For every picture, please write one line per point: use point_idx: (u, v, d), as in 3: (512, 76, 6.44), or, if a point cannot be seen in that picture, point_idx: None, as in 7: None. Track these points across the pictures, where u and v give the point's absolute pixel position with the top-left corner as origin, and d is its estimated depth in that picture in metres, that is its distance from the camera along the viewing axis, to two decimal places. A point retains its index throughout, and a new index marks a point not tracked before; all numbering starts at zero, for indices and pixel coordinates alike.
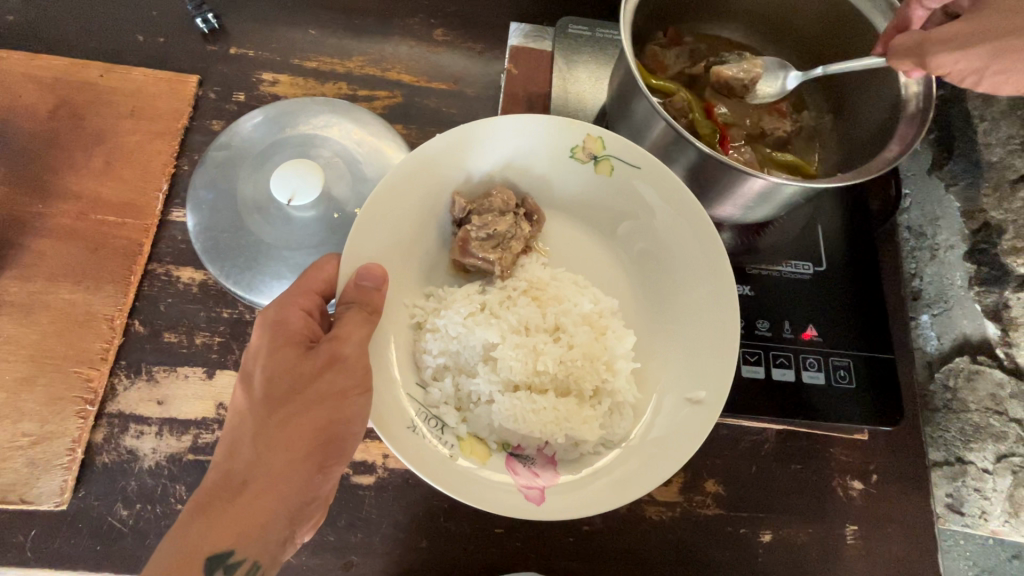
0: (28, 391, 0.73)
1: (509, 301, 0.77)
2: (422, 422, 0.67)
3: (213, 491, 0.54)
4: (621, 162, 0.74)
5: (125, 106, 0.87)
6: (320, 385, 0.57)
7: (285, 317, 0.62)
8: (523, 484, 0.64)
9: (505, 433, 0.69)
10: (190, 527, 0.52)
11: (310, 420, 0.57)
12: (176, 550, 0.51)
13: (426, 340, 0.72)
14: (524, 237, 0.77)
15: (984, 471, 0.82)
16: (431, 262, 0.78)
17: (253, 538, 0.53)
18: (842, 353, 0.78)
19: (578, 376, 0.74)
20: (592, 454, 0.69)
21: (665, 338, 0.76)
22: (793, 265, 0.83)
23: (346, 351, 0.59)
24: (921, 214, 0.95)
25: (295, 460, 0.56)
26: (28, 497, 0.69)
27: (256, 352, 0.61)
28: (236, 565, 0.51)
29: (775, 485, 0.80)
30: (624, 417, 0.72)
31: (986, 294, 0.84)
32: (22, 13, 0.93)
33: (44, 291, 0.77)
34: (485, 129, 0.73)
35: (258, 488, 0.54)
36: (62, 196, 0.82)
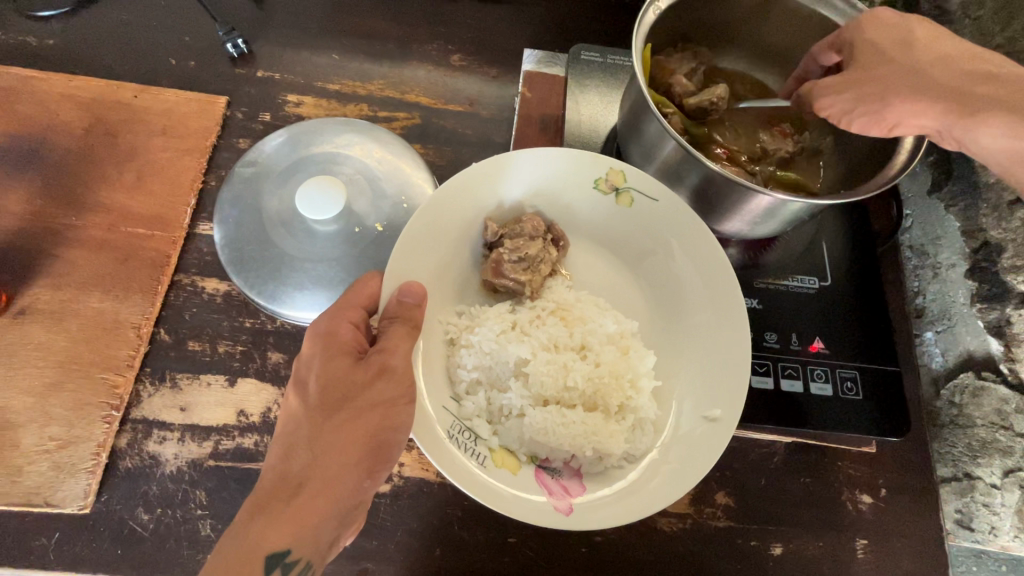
0: (56, 396, 0.75)
1: (538, 320, 0.79)
2: (456, 434, 0.68)
3: (271, 492, 0.57)
4: (640, 194, 0.78)
5: (157, 125, 0.91)
6: (372, 394, 0.60)
7: (336, 330, 0.65)
8: (554, 495, 0.66)
9: (535, 446, 0.71)
10: (251, 526, 0.54)
11: (360, 427, 0.60)
12: (235, 548, 0.53)
13: (461, 355, 0.74)
14: (551, 260, 0.80)
15: (993, 486, 0.83)
16: (463, 279, 0.81)
17: (308, 539, 0.55)
18: (849, 364, 0.80)
19: (603, 391, 0.76)
20: (616, 468, 0.71)
21: (681, 361, 0.78)
22: (798, 279, 0.85)
23: (394, 363, 0.62)
24: (922, 233, 0.98)
25: (348, 464, 0.59)
26: (52, 499, 0.71)
27: (309, 360, 0.64)
28: (292, 564, 0.54)
29: (785, 498, 0.80)
30: (647, 434, 0.73)
31: (989, 311, 0.86)
32: (62, 38, 0.98)
33: (74, 299, 0.80)
34: (514, 161, 0.78)
35: (312, 491, 0.57)
36: (95, 209, 0.85)
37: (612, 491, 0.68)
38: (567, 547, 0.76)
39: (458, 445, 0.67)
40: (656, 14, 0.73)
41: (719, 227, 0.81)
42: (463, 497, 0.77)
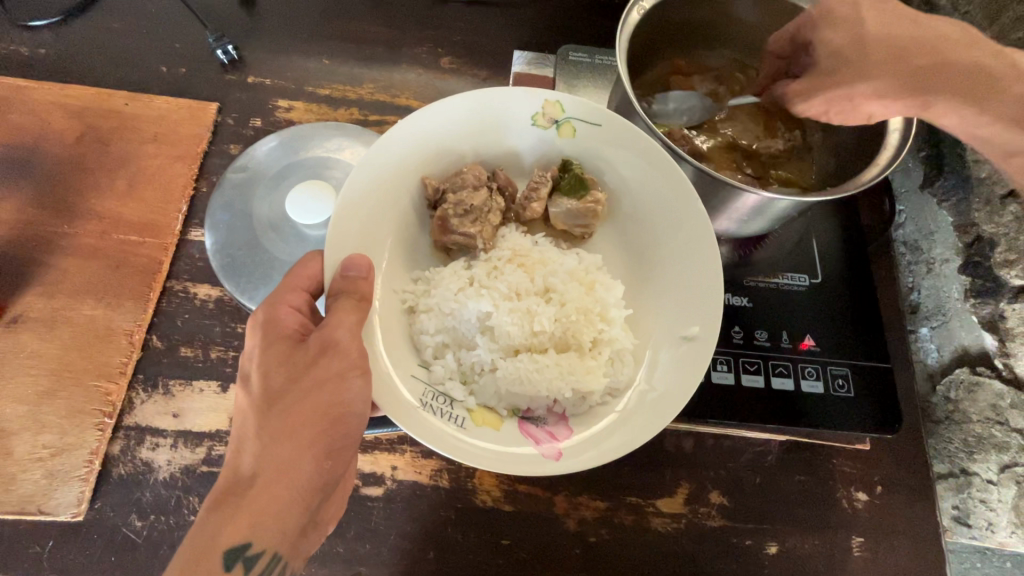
0: (49, 404, 0.75)
1: (496, 271, 0.79)
2: (430, 400, 0.67)
3: (227, 489, 0.57)
4: (581, 122, 0.77)
5: (149, 132, 0.92)
6: (315, 371, 0.59)
7: (276, 316, 0.64)
8: (542, 443, 0.66)
9: (513, 399, 0.71)
10: (207, 525, 0.54)
11: (310, 407, 0.59)
12: (190, 550, 0.53)
13: (421, 321, 0.74)
14: (499, 209, 0.81)
15: (989, 482, 0.83)
16: (414, 247, 0.80)
17: (266, 530, 0.55)
18: (840, 361, 0.80)
19: (575, 330, 0.76)
20: (601, 404, 0.71)
21: (655, 291, 0.78)
22: (790, 276, 0.86)
23: (338, 337, 0.61)
24: (915, 229, 0.98)
25: (301, 446, 0.58)
26: (46, 507, 0.71)
27: (251, 351, 0.64)
28: (255, 556, 0.54)
29: (780, 496, 0.80)
30: (626, 365, 0.74)
31: (982, 306, 0.85)
32: (53, 47, 0.99)
33: (66, 306, 0.80)
34: (439, 113, 0.75)
35: (268, 481, 0.56)
36: (87, 216, 0.85)
37: (600, 429, 0.69)
38: (561, 548, 0.76)
39: (434, 412, 0.66)
40: (641, 13, 0.75)
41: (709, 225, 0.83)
42: (457, 500, 0.77)
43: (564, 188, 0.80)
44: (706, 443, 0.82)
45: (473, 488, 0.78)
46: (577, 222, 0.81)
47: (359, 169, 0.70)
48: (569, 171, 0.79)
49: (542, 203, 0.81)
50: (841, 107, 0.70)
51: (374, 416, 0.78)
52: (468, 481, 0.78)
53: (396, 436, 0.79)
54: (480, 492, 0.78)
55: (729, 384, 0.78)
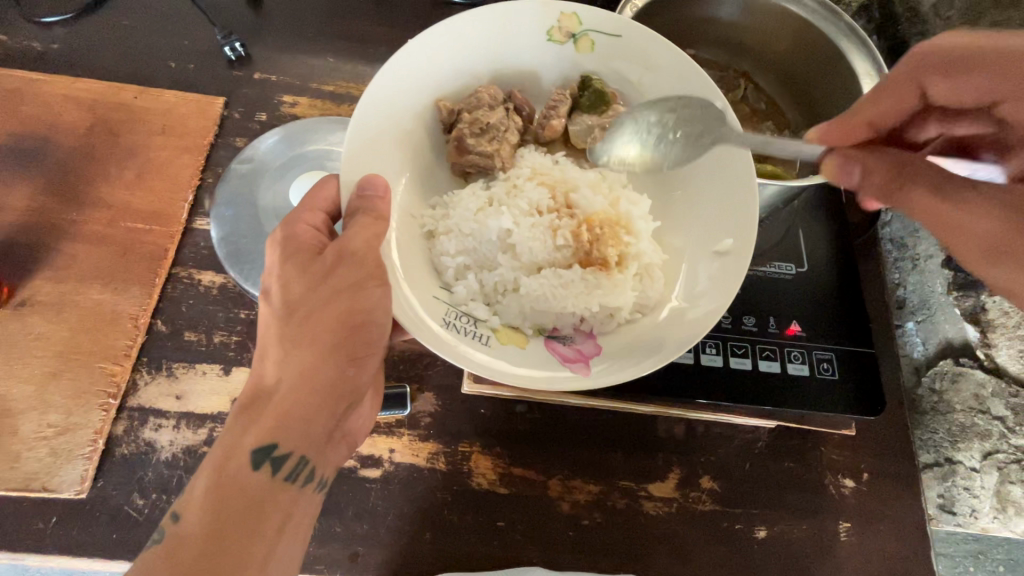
0: (54, 385, 0.77)
1: (516, 189, 0.82)
2: (453, 320, 0.70)
3: (253, 396, 0.61)
4: (599, 35, 0.79)
5: (157, 124, 0.94)
6: (336, 279, 0.61)
7: (295, 232, 0.65)
8: (570, 359, 0.70)
9: (539, 318, 0.74)
10: (238, 423, 0.59)
11: (329, 314, 0.60)
12: (223, 445, 0.59)
13: (442, 242, 0.77)
14: (516, 128, 0.84)
15: (973, 470, 0.85)
16: (432, 169, 0.84)
17: (291, 432, 0.59)
18: (825, 346, 0.83)
19: (601, 243, 0.78)
20: (628, 321, 0.75)
21: (681, 206, 0.82)
22: (777, 266, 0.89)
23: (353, 247, 0.62)
24: (901, 226, 1.00)
25: (322, 353, 0.60)
26: (50, 485, 0.73)
27: (271, 265, 0.65)
28: (281, 458, 0.59)
29: (769, 481, 0.82)
30: (654, 281, 0.76)
31: (964, 299, 0.90)
32: (65, 42, 1.02)
33: (74, 291, 0.82)
34: (450, 28, 0.76)
35: (292, 388, 0.59)
36: (95, 205, 0.88)
37: (627, 343, 0.72)
38: (556, 530, 0.77)
39: (458, 331, 0.69)
40: (633, 9, 0.82)
41: None
42: (453, 482, 0.79)
43: (585, 105, 0.83)
44: (697, 429, 0.84)
45: (470, 471, 0.79)
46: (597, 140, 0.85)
47: (372, 91, 0.72)
48: (590, 88, 0.81)
49: (562, 121, 0.83)
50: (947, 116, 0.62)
51: None
52: (464, 464, 0.80)
53: (394, 419, 0.81)
54: (476, 475, 0.79)
55: (719, 367, 0.80)
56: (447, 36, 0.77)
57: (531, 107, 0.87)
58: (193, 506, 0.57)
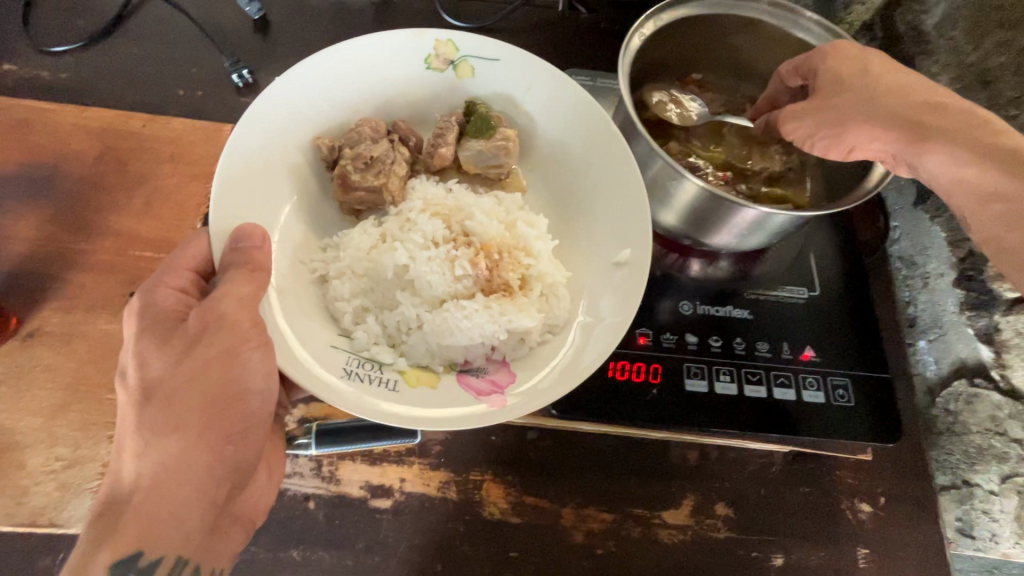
0: (63, 417, 0.77)
1: (409, 224, 0.86)
2: (356, 368, 0.72)
3: (108, 504, 0.61)
4: (477, 61, 0.89)
5: (166, 152, 0.95)
6: (207, 347, 0.64)
7: (155, 298, 0.67)
8: (482, 391, 0.72)
9: (449, 355, 0.77)
10: (95, 533, 0.59)
11: (196, 392, 0.63)
12: (76, 562, 0.58)
13: (335, 287, 0.79)
14: (404, 159, 0.89)
15: (992, 492, 0.84)
16: (321, 205, 0.87)
17: (158, 536, 0.60)
18: (840, 371, 0.82)
19: (499, 270, 0.83)
20: (540, 345, 0.78)
21: (581, 231, 0.87)
22: (789, 290, 0.89)
23: (222, 310, 0.65)
24: (911, 245, 0.99)
25: (189, 438, 0.62)
26: (58, 520, 0.72)
27: (128, 344, 0.66)
28: (148, 565, 0.59)
29: (785, 507, 0.81)
30: (559, 298, 0.81)
31: (978, 318, 0.87)
32: (74, 71, 1.03)
33: (83, 321, 0.82)
34: (325, 61, 0.84)
35: (155, 486, 0.60)
36: (104, 234, 0.88)
37: (540, 364, 0.75)
38: (569, 561, 0.76)
39: (362, 379, 0.71)
40: (641, 39, 0.81)
41: (709, 240, 0.85)
42: (465, 512, 0.78)
43: (471, 132, 0.88)
44: (711, 454, 0.83)
45: (482, 500, 0.78)
46: (488, 163, 0.89)
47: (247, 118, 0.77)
48: (474, 116, 0.88)
49: (451, 148, 0.89)
50: (829, 131, 0.75)
51: (385, 429, 0.78)
52: (476, 493, 0.79)
53: (404, 448, 0.80)
54: (489, 504, 0.78)
55: (734, 395, 0.80)
56: (325, 72, 0.85)
57: (418, 137, 0.93)
58: None
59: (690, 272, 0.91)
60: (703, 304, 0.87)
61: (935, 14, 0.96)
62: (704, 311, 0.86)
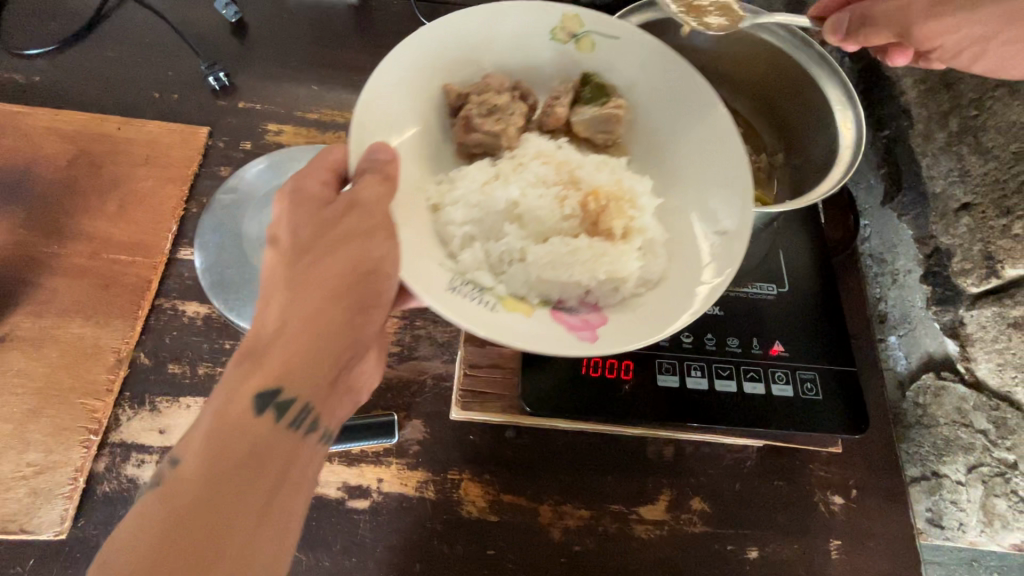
0: (33, 422, 0.76)
1: (521, 166, 0.83)
2: (458, 286, 0.68)
3: (252, 342, 0.57)
4: (600, 36, 0.81)
5: (140, 155, 0.94)
6: (346, 225, 0.60)
7: (303, 185, 0.65)
8: (576, 326, 0.68)
9: (545, 291, 0.73)
10: (237, 371, 0.55)
11: (337, 262, 0.60)
12: (220, 399, 0.54)
13: (448, 212, 0.76)
14: (521, 115, 0.83)
15: (959, 482, 0.86)
16: (439, 151, 0.83)
17: (295, 376, 0.56)
18: (808, 365, 0.84)
19: (606, 215, 0.80)
20: (634, 294, 0.74)
21: (679, 185, 0.83)
22: (758, 286, 0.90)
23: (363, 199, 0.61)
24: (880, 242, 1.03)
25: (327, 298, 0.58)
26: (28, 526, 0.71)
27: (276, 216, 0.65)
28: (286, 404, 0.55)
29: (759, 500, 0.82)
30: (657, 256, 0.77)
31: (943, 313, 0.89)
32: (47, 74, 1.02)
33: (54, 325, 0.81)
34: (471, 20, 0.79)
35: (292, 333, 0.56)
36: (77, 237, 0.87)
37: (632, 312, 0.71)
38: (547, 558, 0.76)
39: (464, 296, 0.67)
40: None
41: None
42: (443, 511, 0.78)
43: (586, 99, 0.84)
44: (686, 450, 0.84)
45: (459, 499, 0.79)
46: (599, 129, 0.84)
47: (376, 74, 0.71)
48: (591, 83, 0.83)
49: (565, 110, 0.84)
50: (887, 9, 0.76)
51: (362, 428, 0.79)
52: (454, 492, 0.79)
53: (382, 449, 0.80)
54: (466, 503, 0.78)
55: (704, 389, 0.81)
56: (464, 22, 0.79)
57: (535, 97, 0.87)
58: (191, 449, 0.51)
59: None
60: None
61: None
62: None
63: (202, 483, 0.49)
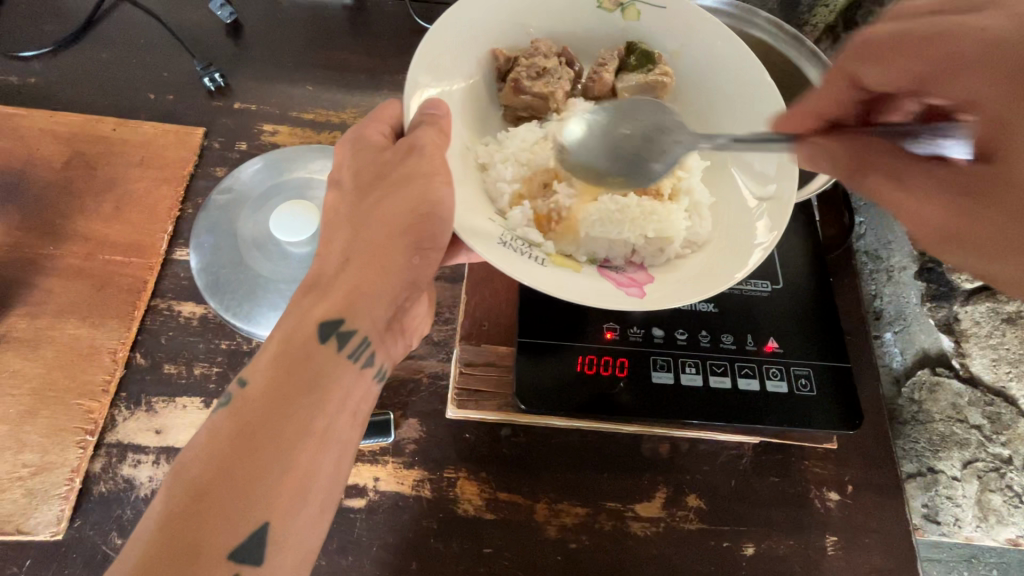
0: (29, 423, 0.76)
1: (569, 128, 0.87)
2: (511, 241, 0.70)
3: (317, 276, 0.66)
4: (647, 6, 0.83)
5: (136, 156, 0.94)
6: (405, 170, 0.65)
7: (365, 133, 0.72)
8: (624, 283, 0.71)
9: (593, 250, 0.78)
10: (304, 300, 0.64)
11: (399, 201, 0.65)
12: (292, 321, 0.62)
13: (498, 170, 0.80)
14: (567, 79, 0.85)
15: (954, 478, 0.86)
16: (484, 111, 0.86)
17: (359, 309, 0.63)
18: (803, 362, 0.84)
19: (657, 174, 0.83)
20: (678, 256, 0.78)
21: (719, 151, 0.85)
22: (753, 283, 0.90)
23: (423, 142, 0.65)
24: (875, 239, 1.03)
25: (391, 237, 0.64)
26: (24, 527, 0.71)
27: (342, 160, 0.73)
28: (347, 334, 0.62)
29: (754, 497, 0.82)
30: (704, 218, 0.80)
31: (938, 309, 0.90)
32: (43, 76, 1.02)
33: (50, 326, 0.81)
34: None
35: (358, 264, 0.64)
36: (72, 238, 0.87)
37: (678, 273, 0.74)
38: (543, 556, 0.77)
39: (515, 250, 0.69)
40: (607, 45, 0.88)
41: None
42: (439, 509, 0.78)
43: (631, 66, 0.85)
44: (681, 447, 0.84)
45: (455, 497, 0.79)
46: (643, 97, 0.84)
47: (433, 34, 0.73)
48: (636, 51, 0.84)
49: (610, 76, 0.85)
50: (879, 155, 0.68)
51: None
52: (450, 490, 0.79)
53: (379, 447, 0.80)
54: (463, 501, 0.79)
55: (699, 386, 0.81)
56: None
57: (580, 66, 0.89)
58: (261, 371, 0.59)
59: None
60: None
61: None
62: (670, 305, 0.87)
63: (264, 403, 0.57)
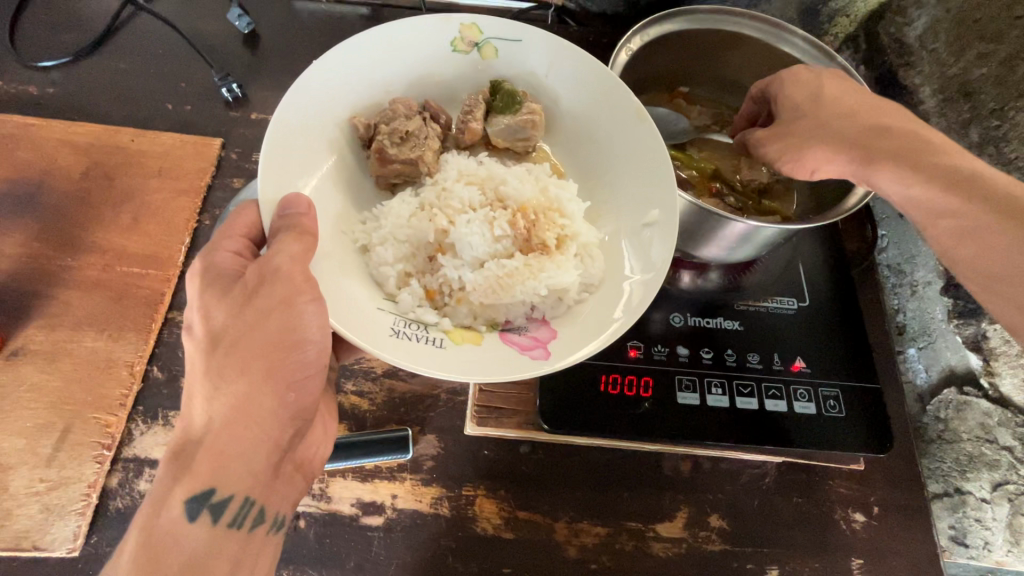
0: (47, 437, 0.75)
1: (444, 192, 0.86)
2: (403, 327, 0.71)
3: (180, 445, 0.62)
4: (500, 42, 0.86)
5: (153, 168, 0.94)
6: (265, 299, 0.62)
7: (216, 259, 0.66)
8: (526, 346, 0.71)
9: (492, 315, 0.77)
10: (169, 474, 0.60)
11: (257, 344, 0.62)
12: (152, 504, 0.60)
13: (378, 252, 0.77)
14: (435, 135, 0.87)
15: (983, 500, 0.84)
16: (357, 184, 0.85)
17: (227, 474, 0.61)
18: (831, 382, 0.83)
19: (537, 230, 0.83)
20: (578, 301, 0.78)
21: (608, 190, 0.86)
22: (778, 301, 0.90)
23: (276, 264, 0.62)
24: (898, 253, 1.01)
25: (255, 385, 0.62)
26: (41, 543, 0.70)
27: (193, 301, 0.65)
28: (221, 503, 0.61)
29: (778, 518, 0.81)
30: (595, 259, 0.80)
31: (965, 326, 0.88)
32: (61, 86, 1.02)
33: (68, 338, 0.81)
34: (370, 44, 0.82)
35: (222, 429, 0.61)
36: (90, 249, 0.87)
37: (576, 321, 0.75)
38: None
39: (410, 338, 0.70)
40: (628, 54, 0.86)
41: (698, 252, 0.87)
42: (457, 528, 0.77)
43: (498, 108, 0.87)
44: (704, 466, 0.82)
45: (474, 516, 0.77)
46: (516, 137, 0.89)
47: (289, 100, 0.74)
48: (500, 92, 0.86)
49: (480, 124, 0.87)
50: (792, 155, 0.78)
51: (376, 444, 0.78)
52: (468, 509, 0.78)
53: (396, 464, 0.79)
54: (481, 520, 0.77)
55: (725, 407, 0.80)
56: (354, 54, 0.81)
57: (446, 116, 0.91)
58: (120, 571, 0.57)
59: (681, 284, 0.91)
60: (694, 316, 0.88)
61: (918, 26, 0.96)
62: (694, 323, 0.87)
63: None
